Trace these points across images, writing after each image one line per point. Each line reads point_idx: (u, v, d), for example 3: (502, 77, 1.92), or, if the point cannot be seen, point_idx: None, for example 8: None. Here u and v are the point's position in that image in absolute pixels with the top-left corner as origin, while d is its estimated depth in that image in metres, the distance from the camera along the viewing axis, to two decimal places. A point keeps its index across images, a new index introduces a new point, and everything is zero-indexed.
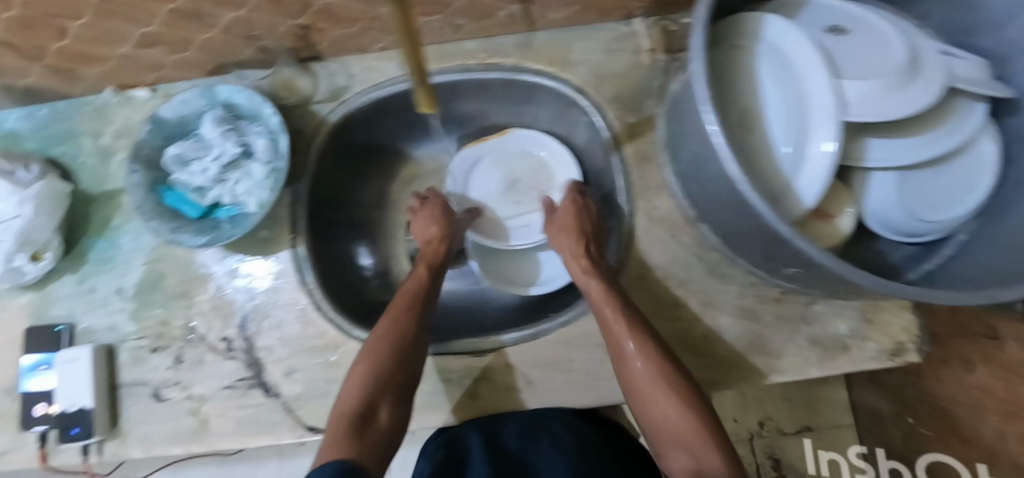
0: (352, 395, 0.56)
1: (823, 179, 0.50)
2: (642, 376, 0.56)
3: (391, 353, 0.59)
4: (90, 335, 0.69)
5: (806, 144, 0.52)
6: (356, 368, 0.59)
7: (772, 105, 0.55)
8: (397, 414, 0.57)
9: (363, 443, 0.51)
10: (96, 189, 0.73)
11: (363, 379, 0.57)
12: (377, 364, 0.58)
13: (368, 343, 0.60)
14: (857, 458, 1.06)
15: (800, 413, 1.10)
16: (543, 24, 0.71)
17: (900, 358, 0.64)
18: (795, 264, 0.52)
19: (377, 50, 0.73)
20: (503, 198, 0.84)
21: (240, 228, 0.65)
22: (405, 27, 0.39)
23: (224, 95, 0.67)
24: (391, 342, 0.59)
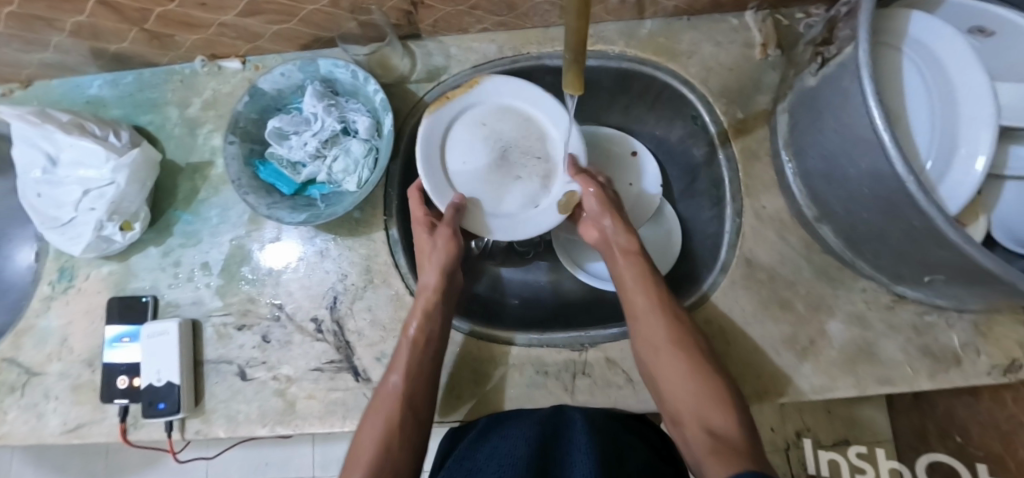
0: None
1: (970, 186, 0.48)
2: (662, 360, 0.55)
3: (388, 450, 0.52)
4: (175, 308, 0.68)
5: (956, 145, 0.50)
6: (352, 466, 0.51)
7: (917, 105, 0.54)
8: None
9: None
10: (182, 160, 0.71)
11: (363, 476, 0.50)
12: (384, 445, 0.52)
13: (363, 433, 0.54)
14: (857, 459, 1.08)
15: (837, 425, 1.10)
16: (653, 12, 0.69)
17: (1014, 375, 0.60)
18: (941, 268, 0.50)
19: (478, 30, 0.71)
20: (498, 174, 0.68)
21: (342, 206, 0.62)
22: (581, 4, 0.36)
23: (326, 69, 0.66)
24: (390, 436, 0.53)
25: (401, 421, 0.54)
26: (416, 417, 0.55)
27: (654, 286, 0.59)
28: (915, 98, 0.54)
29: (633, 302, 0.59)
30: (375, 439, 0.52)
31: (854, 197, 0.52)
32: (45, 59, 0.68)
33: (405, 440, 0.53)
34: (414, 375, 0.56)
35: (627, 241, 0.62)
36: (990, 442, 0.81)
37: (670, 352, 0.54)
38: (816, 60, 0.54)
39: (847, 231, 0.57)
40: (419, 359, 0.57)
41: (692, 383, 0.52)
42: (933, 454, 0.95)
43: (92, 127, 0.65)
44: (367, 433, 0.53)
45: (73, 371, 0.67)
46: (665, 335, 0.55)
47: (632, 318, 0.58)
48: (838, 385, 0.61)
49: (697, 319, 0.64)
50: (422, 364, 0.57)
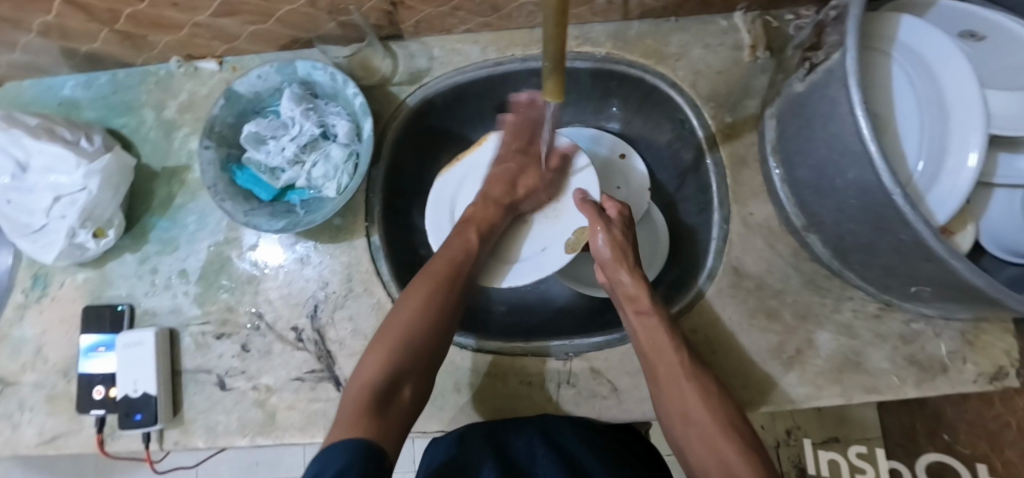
0: (372, 369, 0.50)
1: (960, 195, 0.47)
2: (695, 435, 0.51)
3: (419, 332, 0.53)
4: (151, 317, 0.66)
5: (945, 155, 0.49)
6: (379, 340, 0.52)
7: (907, 113, 0.53)
8: (416, 393, 0.52)
9: (387, 422, 0.46)
10: (158, 164, 0.69)
11: (388, 354, 0.51)
12: (410, 338, 0.52)
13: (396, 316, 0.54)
14: (856, 459, 1.08)
15: (828, 425, 1.10)
16: (640, 13, 0.67)
17: (1000, 383, 0.60)
18: (928, 281, 0.49)
19: (461, 31, 0.69)
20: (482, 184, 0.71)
21: (321, 213, 0.60)
22: (558, 10, 0.35)
23: (304, 71, 0.64)
24: (421, 319, 0.53)
25: (434, 304, 0.54)
26: (451, 304, 0.56)
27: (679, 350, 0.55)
28: (904, 103, 0.53)
29: (657, 371, 0.55)
30: (408, 316, 0.53)
31: (842, 207, 0.51)
32: (14, 60, 0.66)
33: (434, 333, 0.54)
34: (457, 266, 0.58)
35: (636, 290, 0.58)
36: (975, 443, 0.82)
37: (701, 426, 0.51)
38: (804, 66, 0.52)
39: (834, 241, 0.56)
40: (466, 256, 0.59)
41: (723, 451, 0.48)
42: (934, 452, 0.91)
43: (63, 131, 0.63)
44: (400, 313, 0.54)
45: (48, 380, 0.66)
46: (694, 408, 0.52)
47: (658, 388, 0.55)
48: (824, 394, 0.61)
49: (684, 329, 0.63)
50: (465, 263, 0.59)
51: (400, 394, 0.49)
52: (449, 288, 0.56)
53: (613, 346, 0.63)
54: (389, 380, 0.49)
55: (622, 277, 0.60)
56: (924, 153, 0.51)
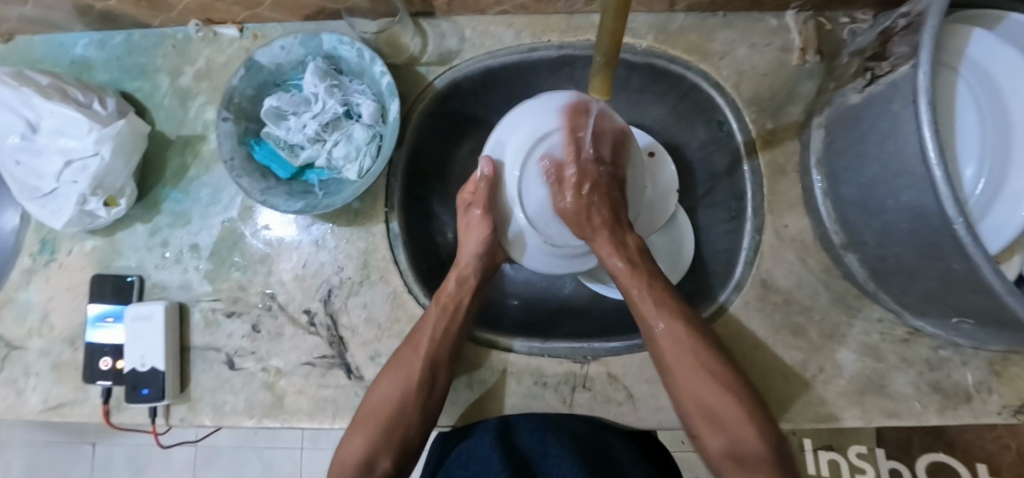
0: (353, 446, 0.54)
1: (1011, 227, 0.46)
2: (699, 404, 0.54)
3: (399, 408, 0.55)
4: (161, 290, 0.64)
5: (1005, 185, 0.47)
6: (361, 419, 0.56)
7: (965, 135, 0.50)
8: (401, 459, 0.56)
9: None
10: (173, 132, 0.67)
11: (370, 431, 0.55)
12: (392, 410, 0.55)
13: (383, 384, 0.57)
14: (856, 459, 1.01)
15: (825, 432, 1.04)
16: (687, 5, 0.63)
17: None
18: (971, 312, 0.47)
19: (496, 12, 0.66)
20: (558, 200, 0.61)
21: (341, 197, 0.58)
22: (621, 5, 0.32)
23: (329, 45, 0.61)
24: (402, 401, 0.55)
25: (413, 381, 0.56)
26: (430, 379, 0.56)
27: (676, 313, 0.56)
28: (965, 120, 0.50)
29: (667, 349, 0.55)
30: (390, 391, 0.56)
31: (891, 230, 0.48)
32: (26, 13, 0.63)
33: (417, 401, 0.56)
34: (437, 341, 0.57)
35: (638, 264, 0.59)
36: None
37: (703, 394, 0.53)
38: (863, 76, 0.49)
39: (872, 263, 0.54)
40: (442, 326, 0.58)
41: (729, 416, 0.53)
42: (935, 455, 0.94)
43: (75, 93, 0.60)
44: (380, 388, 0.56)
45: (54, 348, 0.64)
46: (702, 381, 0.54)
47: (659, 359, 0.56)
48: (844, 416, 0.60)
49: None
50: (450, 329, 0.58)
51: (379, 466, 0.54)
52: (420, 357, 0.56)
53: (632, 352, 0.62)
54: (367, 455, 0.54)
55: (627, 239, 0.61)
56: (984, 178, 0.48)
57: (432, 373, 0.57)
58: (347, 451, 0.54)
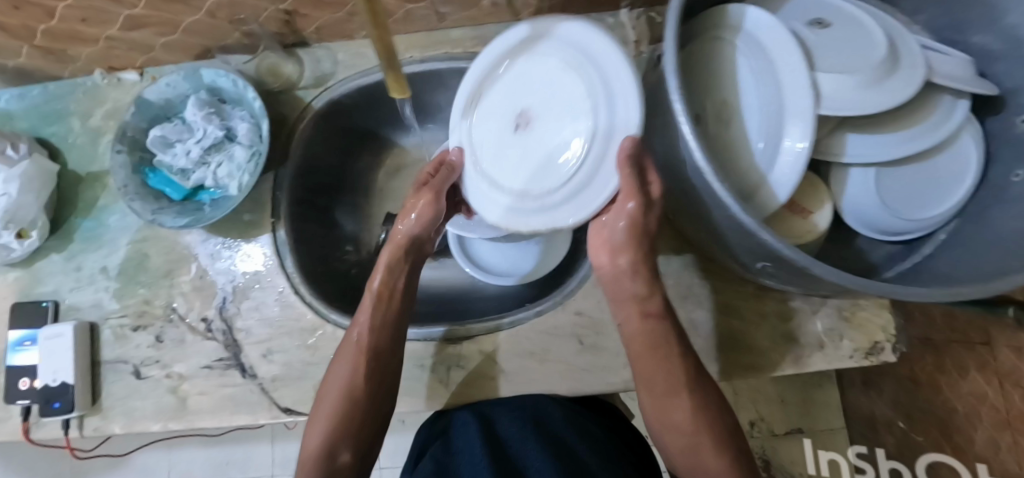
0: (313, 441, 0.54)
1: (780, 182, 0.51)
2: (692, 438, 0.50)
3: (354, 393, 0.55)
4: (75, 312, 0.70)
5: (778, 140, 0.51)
6: (318, 412, 0.56)
7: (749, 99, 0.55)
8: (363, 451, 0.56)
9: None
10: (83, 169, 0.74)
11: (328, 423, 0.54)
12: (348, 398, 0.55)
13: (332, 379, 0.57)
14: (856, 459, 1.09)
15: (794, 416, 1.14)
16: (530, 13, 0.71)
17: (875, 357, 0.64)
18: (762, 256, 0.51)
19: (363, 36, 0.73)
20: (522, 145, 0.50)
21: (223, 209, 0.65)
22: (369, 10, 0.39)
23: (208, 79, 0.68)
24: (349, 393, 0.55)
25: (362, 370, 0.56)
26: (379, 361, 0.57)
27: (652, 316, 0.53)
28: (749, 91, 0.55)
29: (651, 377, 0.52)
30: (340, 382, 0.56)
31: (688, 189, 0.53)
32: None
33: (368, 383, 0.56)
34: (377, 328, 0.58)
35: (646, 290, 0.53)
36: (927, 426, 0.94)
37: (685, 419, 0.51)
38: None
39: (693, 223, 0.59)
40: (379, 318, 0.58)
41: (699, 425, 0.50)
42: (933, 454, 0.93)
43: None
44: (331, 380, 0.57)
45: None
46: (687, 404, 0.51)
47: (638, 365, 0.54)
48: None
49: (567, 312, 0.66)
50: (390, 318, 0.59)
51: (339, 458, 0.54)
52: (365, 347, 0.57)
53: (501, 330, 0.66)
54: (326, 451, 0.53)
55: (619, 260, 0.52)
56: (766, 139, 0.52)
57: (376, 362, 0.57)
58: (307, 452, 0.54)
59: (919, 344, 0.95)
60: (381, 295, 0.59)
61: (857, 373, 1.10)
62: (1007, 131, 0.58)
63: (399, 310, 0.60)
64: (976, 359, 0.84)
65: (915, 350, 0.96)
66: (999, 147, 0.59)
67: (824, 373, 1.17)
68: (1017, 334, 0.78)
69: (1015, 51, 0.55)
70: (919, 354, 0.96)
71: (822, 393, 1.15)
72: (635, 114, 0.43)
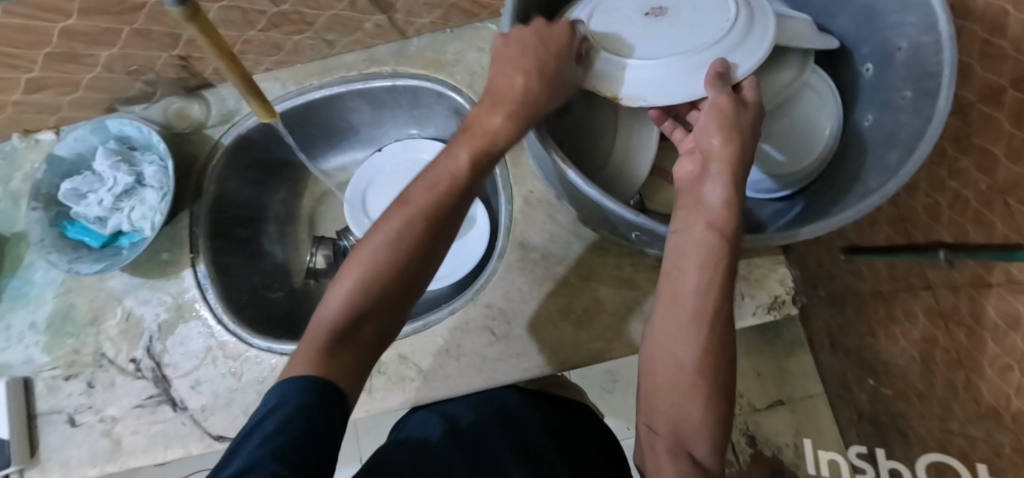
0: (335, 299, 0.41)
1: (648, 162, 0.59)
2: (669, 338, 0.42)
3: (395, 262, 0.41)
4: (7, 370, 0.71)
5: None
6: (344, 274, 0.42)
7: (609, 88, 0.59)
8: (387, 329, 0.43)
9: (344, 361, 0.40)
10: (7, 230, 0.76)
11: (365, 275, 0.41)
12: (387, 269, 0.41)
13: (367, 242, 0.42)
14: (857, 459, 1.04)
15: (771, 389, 1.20)
16: (414, 30, 0.75)
17: (777, 311, 0.66)
18: (628, 226, 0.55)
19: (263, 71, 0.77)
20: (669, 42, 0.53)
21: (135, 251, 0.67)
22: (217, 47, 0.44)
23: (115, 128, 0.71)
24: (394, 252, 0.41)
25: (410, 239, 0.42)
26: (431, 237, 0.43)
27: (719, 233, 0.41)
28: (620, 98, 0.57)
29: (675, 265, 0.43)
30: (383, 241, 0.41)
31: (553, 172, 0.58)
32: None
33: (421, 258, 0.43)
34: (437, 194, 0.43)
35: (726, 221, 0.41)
36: (896, 381, 0.86)
37: (681, 317, 0.41)
38: None
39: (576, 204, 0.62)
40: (412, 224, 0.42)
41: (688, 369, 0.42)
42: (933, 453, 0.78)
43: None
44: (369, 240, 0.42)
45: None
46: (694, 300, 0.41)
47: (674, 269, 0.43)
48: (613, 347, 0.66)
49: (479, 305, 0.68)
50: (445, 200, 0.43)
51: (364, 331, 0.41)
52: (413, 212, 0.42)
53: (417, 333, 0.68)
54: (353, 316, 0.40)
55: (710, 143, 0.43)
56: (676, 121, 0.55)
57: (424, 238, 0.42)
58: (322, 311, 0.41)
59: (867, 297, 0.87)
60: (407, 199, 0.43)
61: (824, 337, 1.11)
62: (858, 79, 0.63)
63: (464, 189, 0.45)
64: (920, 303, 0.73)
65: (867, 305, 0.88)
66: (854, 95, 0.63)
67: (800, 343, 1.22)
68: (950, 273, 0.63)
69: (845, 6, 0.60)
70: (869, 307, 0.88)
71: (795, 362, 1.20)
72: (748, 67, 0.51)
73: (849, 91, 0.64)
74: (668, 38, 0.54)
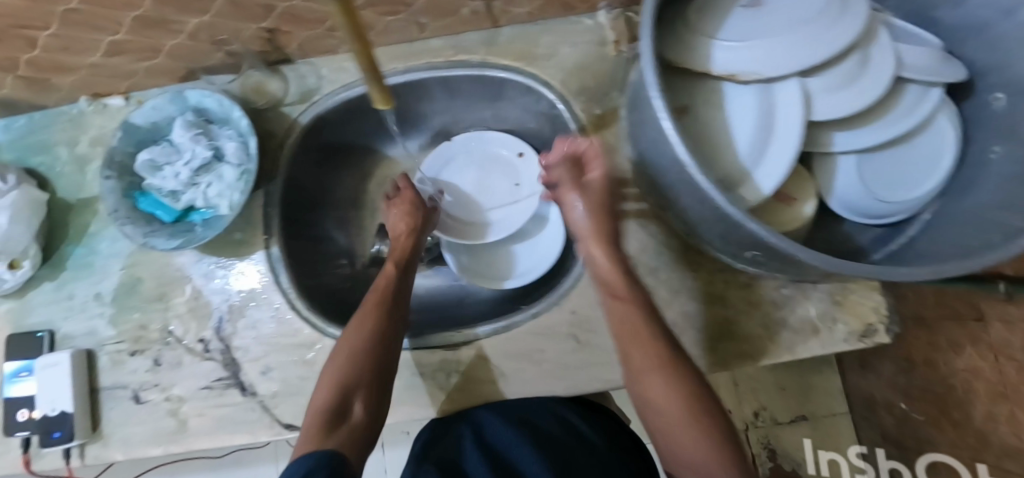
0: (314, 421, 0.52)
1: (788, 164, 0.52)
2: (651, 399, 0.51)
3: (363, 352, 0.57)
4: (70, 340, 0.70)
5: (766, 143, 0.53)
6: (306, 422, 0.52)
7: (732, 103, 0.56)
8: (375, 412, 0.55)
9: (341, 439, 0.50)
10: (73, 196, 0.74)
11: (334, 381, 0.55)
12: (352, 364, 0.56)
13: (328, 367, 0.57)
14: (856, 458, 1.10)
15: (794, 404, 1.14)
16: (508, 20, 0.72)
17: (870, 340, 0.64)
18: (750, 246, 0.52)
19: (346, 50, 0.74)
20: (780, 24, 0.55)
21: (217, 228, 0.66)
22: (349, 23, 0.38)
23: (194, 100, 0.69)
24: (357, 357, 0.56)
25: (358, 352, 0.57)
26: (381, 343, 0.58)
27: None
28: (738, 104, 0.55)
29: (623, 338, 0.54)
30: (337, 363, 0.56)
31: (672, 184, 0.54)
32: None
33: (381, 352, 0.58)
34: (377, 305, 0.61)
35: None
36: (925, 404, 0.89)
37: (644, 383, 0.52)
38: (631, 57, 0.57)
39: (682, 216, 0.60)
40: (359, 346, 0.57)
41: (672, 405, 0.49)
42: (933, 454, 0.89)
43: None
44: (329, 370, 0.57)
45: None
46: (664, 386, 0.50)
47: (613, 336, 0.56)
48: (699, 363, 0.64)
49: (563, 311, 0.66)
50: (364, 340, 0.58)
51: (351, 413, 0.54)
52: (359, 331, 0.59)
53: (499, 334, 0.66)
54: (337, 404, 0.53)
55: (598, 253, 0.59)
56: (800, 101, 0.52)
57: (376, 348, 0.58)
58: (313, 408, 0.53)
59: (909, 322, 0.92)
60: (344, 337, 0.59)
61: (854, 356, 1.10)
62: (984, 108, 0.60)
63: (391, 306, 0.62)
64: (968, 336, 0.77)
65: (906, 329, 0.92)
66: (977, 124, 0.60)
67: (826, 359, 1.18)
68: (1008, 308, 0.69)
69: (985, 31, 0.56)
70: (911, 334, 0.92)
71: (821, 378, 1.16)
72: (876, 86, 0.53)
73: (971, 120, 0.61)
74: (770, 23, 0.55)
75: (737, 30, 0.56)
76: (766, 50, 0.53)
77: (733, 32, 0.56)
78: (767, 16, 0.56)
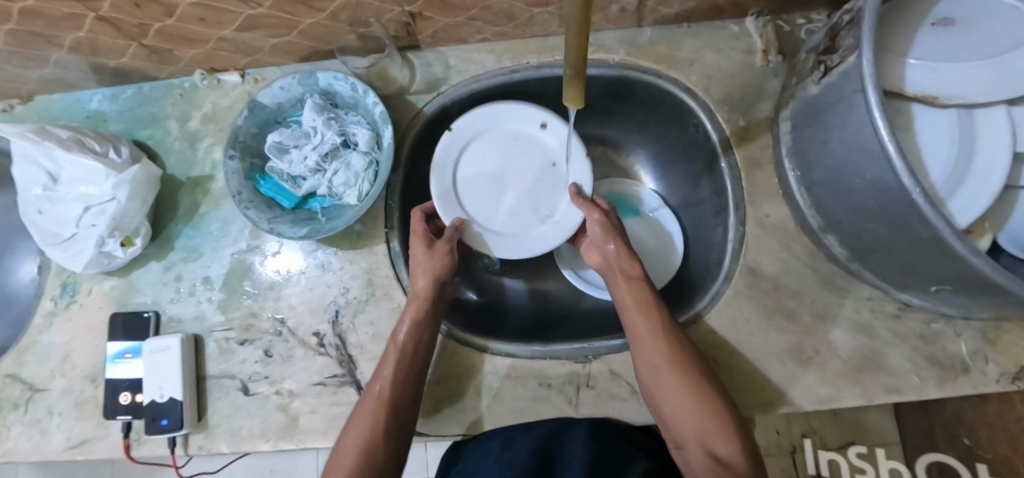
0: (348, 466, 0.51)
1: (993, 191, 0.49)
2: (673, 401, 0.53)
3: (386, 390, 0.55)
4: (176, 324, 0.67)
5: (967, 170, 0.50)
6: (337, 461, 0.52)
7: (925, 126, 0.53)
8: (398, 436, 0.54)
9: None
10: (183, 174, 0.71)
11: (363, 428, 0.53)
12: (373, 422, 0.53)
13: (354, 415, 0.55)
14: (856, 458, 1.01)
15: (844, 429, 1.02)
16: (652, 20, 0.69)
17: (1023, 382, 0.59)
18: (942, 280, 0.50)
19: (476, 40, 0.71)
20: (992, 42, 0.51)
21: (343, 220, 0.61)
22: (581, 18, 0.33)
23: (325, 82, 0.65)
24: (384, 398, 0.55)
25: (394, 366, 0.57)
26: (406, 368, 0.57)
27: None
28: (928, 122, 0.53)
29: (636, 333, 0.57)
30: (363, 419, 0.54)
31: (860, 208, 0.51)
32: (46, 76, 0.68)
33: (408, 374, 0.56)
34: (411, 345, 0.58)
35: None
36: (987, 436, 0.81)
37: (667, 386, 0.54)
38: (819, 69, 0.52)
39: (850, 240, 0.57)
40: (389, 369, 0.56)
41: (683, 397, 0.53)
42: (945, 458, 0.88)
43: (93, 144, 0.64)
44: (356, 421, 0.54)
45: (75, 388, 0.67)
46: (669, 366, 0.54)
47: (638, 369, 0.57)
48: (844, 395, 0.61)
49: (700, 330, 0.64)
50: (385, 389, 0.55)
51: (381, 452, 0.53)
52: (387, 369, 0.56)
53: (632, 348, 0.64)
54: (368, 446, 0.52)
55: (634, 322, 0.58)
56: (1004, 128, 0.51)
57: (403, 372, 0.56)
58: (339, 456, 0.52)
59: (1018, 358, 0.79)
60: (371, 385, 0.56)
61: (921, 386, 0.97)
62: None
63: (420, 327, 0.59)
64: None
65: None
66: None
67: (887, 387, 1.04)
68: None
69: None
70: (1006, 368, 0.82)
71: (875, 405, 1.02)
72: None
73: None
74: (977, 40, 0.51)
75: (938, 44, 0.52)
76: (980, 72, 0.50)
77: (936, 47, 0.52)
78: (970, 31, 0.52)
